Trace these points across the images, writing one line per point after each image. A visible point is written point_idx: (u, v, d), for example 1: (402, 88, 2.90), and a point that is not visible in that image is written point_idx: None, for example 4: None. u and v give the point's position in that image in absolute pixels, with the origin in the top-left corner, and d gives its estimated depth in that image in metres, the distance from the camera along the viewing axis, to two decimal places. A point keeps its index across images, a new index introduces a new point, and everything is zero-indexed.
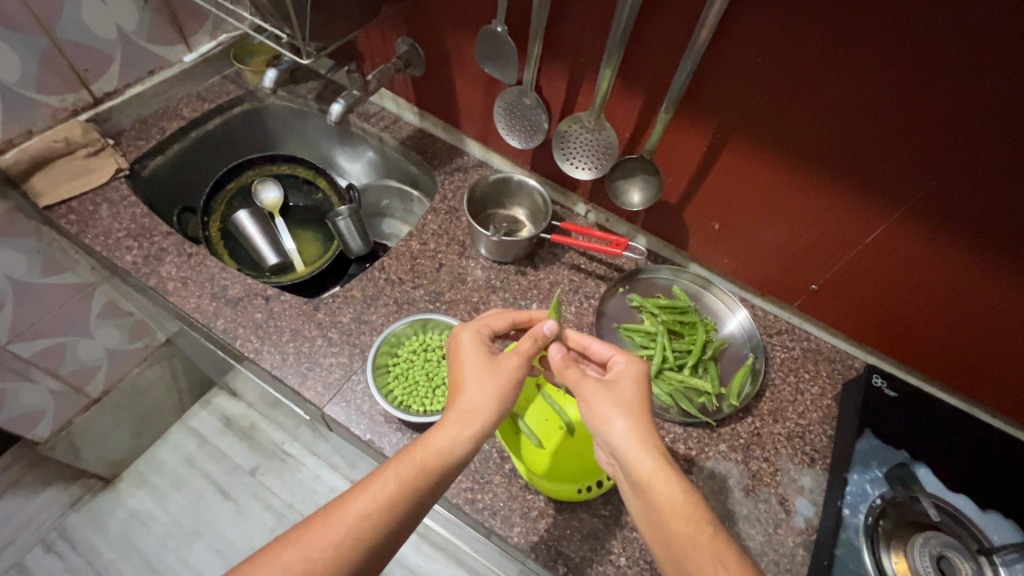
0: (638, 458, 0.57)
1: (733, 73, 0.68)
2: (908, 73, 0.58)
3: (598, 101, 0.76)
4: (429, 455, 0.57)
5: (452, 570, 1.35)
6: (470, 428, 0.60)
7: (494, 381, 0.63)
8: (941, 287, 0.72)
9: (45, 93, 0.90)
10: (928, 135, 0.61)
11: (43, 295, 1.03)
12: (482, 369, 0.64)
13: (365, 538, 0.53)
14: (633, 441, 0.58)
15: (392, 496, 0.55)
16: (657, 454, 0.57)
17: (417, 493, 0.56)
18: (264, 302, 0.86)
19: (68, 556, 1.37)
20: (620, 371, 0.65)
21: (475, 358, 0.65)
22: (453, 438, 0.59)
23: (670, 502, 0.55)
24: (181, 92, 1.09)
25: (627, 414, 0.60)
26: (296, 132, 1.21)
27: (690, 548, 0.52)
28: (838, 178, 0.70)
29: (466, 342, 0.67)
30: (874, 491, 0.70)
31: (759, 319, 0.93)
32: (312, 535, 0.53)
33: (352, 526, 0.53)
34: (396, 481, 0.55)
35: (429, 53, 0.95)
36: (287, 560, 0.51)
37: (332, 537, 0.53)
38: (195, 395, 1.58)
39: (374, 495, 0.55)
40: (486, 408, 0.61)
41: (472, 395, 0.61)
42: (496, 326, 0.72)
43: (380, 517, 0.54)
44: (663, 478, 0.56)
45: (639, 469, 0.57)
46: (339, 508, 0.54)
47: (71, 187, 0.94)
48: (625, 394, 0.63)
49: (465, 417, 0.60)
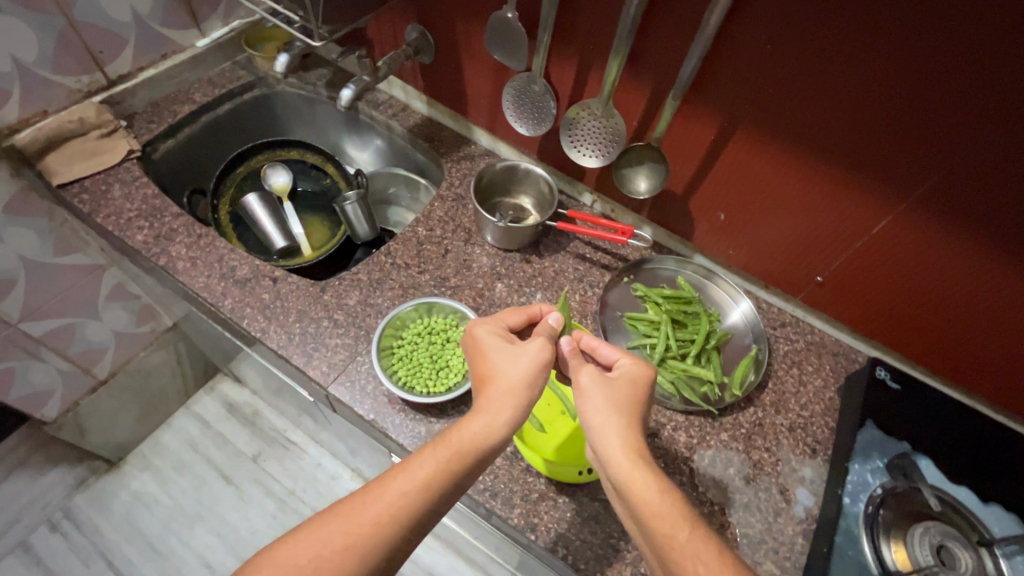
0: (617, 459, 0.58)
1: (742, 62, 0.68)
2: (919, 61, 0.58)
3: (607, 88, 0.77)
4: (467, 439, 0.58)
5: (451, 560, 1.36)
6: (503, 414, 0.60)
7: (521, 367, 0.63)
8: (946, 281, 0.72)
9: (61, 73, 0.91)
10: (937, 125, 0.61)
11: (53, 274, 1.05)
12: (507, 357, 0.64)
13: (406, 515, 0.54)
14: (614, 442, 0.59)
15: (432, 477, 0.56)
16: (637, 457, 0.58)
17: (455, 476, 0.56)
18: (272, 284, 0.87)
19: (72, 536, 1.38)
20: (620, 369, 0.66)
21: (498, 349, 0.65)
22: (487, 424, 0.59)
23: (648, 502, 0.55)
24: (193, 77, 1.10)
25: (614, 414, 0.61)
26: (306, 119, 1.23)
27: (673, 544, 0.53)
28: (844, 169, 0.70)
29: (483, 336, 0.67)
30: (874, 481, 0.70)
31: (763, 311, 0.93)
32: (354, 510, 0.54)
33: (393, 503, 0.54)
34: (434, 464, 0.56)
35: (439, 40, 0.96)
36: (329, 533, 0.52)
37: (373, 513, 0.53)
38: (200, 381, 1.60)
39: (413, 476, 0.56)
40: (517, 394, 0.62)
41: (503, 383, 0.62)
42: (511, 322, 0.71)
43: (419, 498, 0.55)
44: (643, 478, 0.56)
45: (618, 470, 0.57)
46: (378, 486, 0.55)
47: (84, 167, 0.96)
48: (609, 395, 0.62)
49: (498, 403, 0.61)
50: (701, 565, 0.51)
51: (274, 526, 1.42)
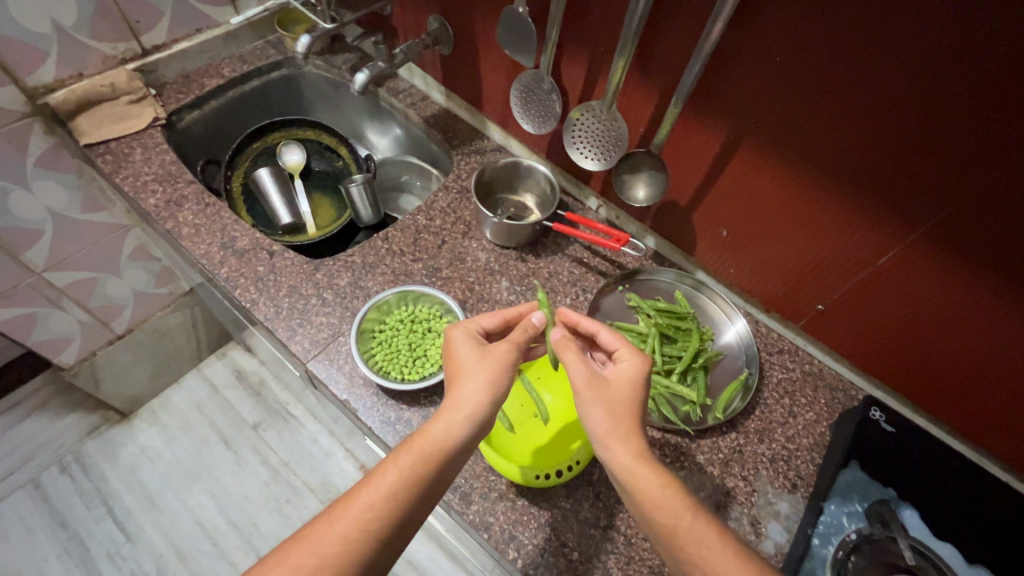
0: (618, 456, 0.57)
1: (751, 72, 0.65)
2: (935, 83, 0.53)
3: (610, 90, 0.75)
4: (428, 443, 0.57)
5: (430, 550, 1.36)
6: (464, 415, 0.59)
7: (491, 369, 0.61)
8: (954, 321, 0.67)
9: (98, 39, 0.96)
10: (951, 155, 0.56)
11: (79, 229, 1.10)
12: (474, 359, 0.62)
13: (375, 527, 0.52)
14: (615, 439, 0.58)
15: (396, 485, 0.54)
16: (636, 450, 0.57)
17: (421, 482, 0.55)
18: (268, 257, 0.89)
19: (79, 479, 1.46)
20: (617, 372, 0.62)
21: (468, 353, 0.63)
22: (449, 424, 0.58)
23: (649, 494, 0.54)
24: (224, 53, 1.15)
25: (611, 415, 0.59)
26: (330, 101, 1.25)
27: (675, 532, 0.53)
28: (851, 193, 0.66)
29: (458, 340, 0.65)
30: (850, 524, 0.68)
31: (761, 335, 0.90)
32: (320, 529, 0.52)
33: (360, 518, 0.52)
34: (397, 472, 0.55)
35: (457, 32, 0.96)
36: (299, 558, 0.50)
37: (339, 531, 0.51)
38: (213, 346, 1.65)
39: (378, 487, 0.54)
40: (481, 396, 0.60)
41: (466, 386, 0.60)
42: (486, 324, 0.69)
43: (386, 509, 0.53)
44: (644, 468, 0.56)
45: (618, 465, 0.57)
46: (344, 503, 0.53)
47: (111, 129, 1.01)
48: (604, 397, 0.60)
49: (458, 405, 0.59)
50: (704, 547, 0.52)
51: (266, 495, 1.46)
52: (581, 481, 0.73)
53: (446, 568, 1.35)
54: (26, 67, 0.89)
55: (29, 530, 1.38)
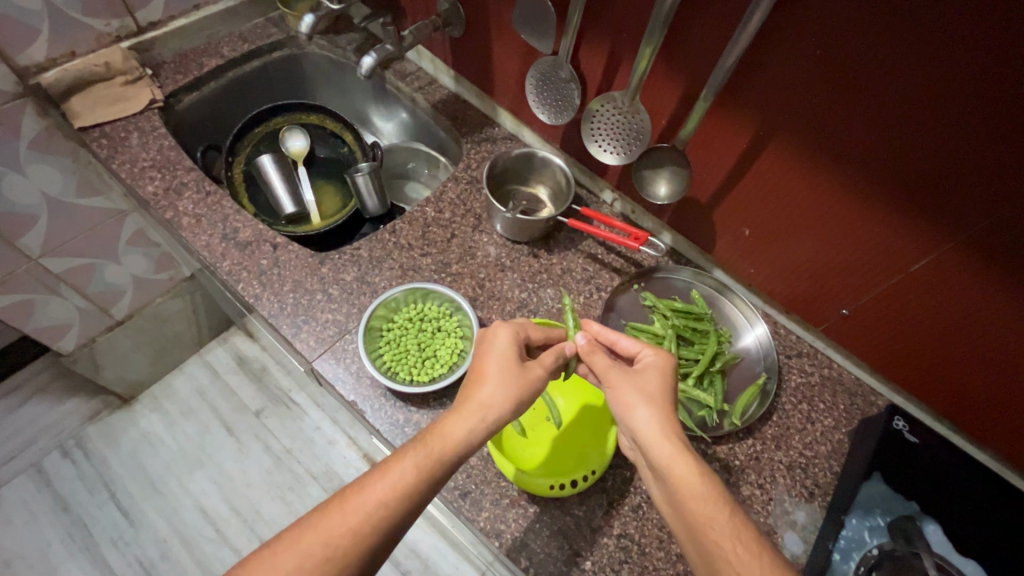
0: (656, 445, 0.53)
1: (784, 70, 0.61)
2: (989, 83, 0.49)
3: (634, 80, 0.71)
4: (448, 446, 0.54)
5: (435, 540, 1.36)
6: (487, 422, 0.56)
7: (512, 382, 0.58)
8: (988, 328, 0.64)
9: (91, 16, 0.91)
10: (999, 160, 0.53)
11: (77, 214, 1.07)
12: (506, 369, 0.59)
13: (387, 524, 0.50)
14: (654, 430, 0.54)
15: (412, 485, 0.51)
16: (676, 440, 0.53)
17: (434, 483, 0.52)
18: (272, 250, 0.86)
19: (81, 464, 1.45)
20: (649, 364, 0.60)
21: (500, 361, 0.60)
22: (469, 429, 0.55)
23: (688, 484, 0.51)
24: (223, 31, 1.10)
25: (649, 403, 0.56)
26: (333, 83, 1.20)
27: (709, 526, 0.49)
28: (886, 197, 0.62)
29: (502, 340, 0.62)
30: (871, 540, 0.67)
31: (780, 337, 0.87)
32: (330, 519, 0.49)
33: (372, 513, 0.49)
34: (414, 470, 0.52)
35: (469, 14, 0.91)
36: (308, 545, 0.48)
37: (351, 523, 0.49)
38: (214, 332, 1.63)
39: (392, 483, 0.51)
40: (501, 407, 0.57)
41: (488, 393, 0.57)
42: (532, 335, 0.66)
43: (399, 507, 0.50)
44: (677, 458, 0.52)
45: (654, 453, 0.53)
46: (356, 493, 0.51)
47: (107, 112, 0.97)
48: (639, 385, 0.57)
49: (482, 411, 0.56)
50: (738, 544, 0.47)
51: (270, 481, 1.45)
52: (594, 488, 0.72)
53: (449, 556, 1.35)
54: (17, 44, 0.84)
55: (33, 515, 1.37)
